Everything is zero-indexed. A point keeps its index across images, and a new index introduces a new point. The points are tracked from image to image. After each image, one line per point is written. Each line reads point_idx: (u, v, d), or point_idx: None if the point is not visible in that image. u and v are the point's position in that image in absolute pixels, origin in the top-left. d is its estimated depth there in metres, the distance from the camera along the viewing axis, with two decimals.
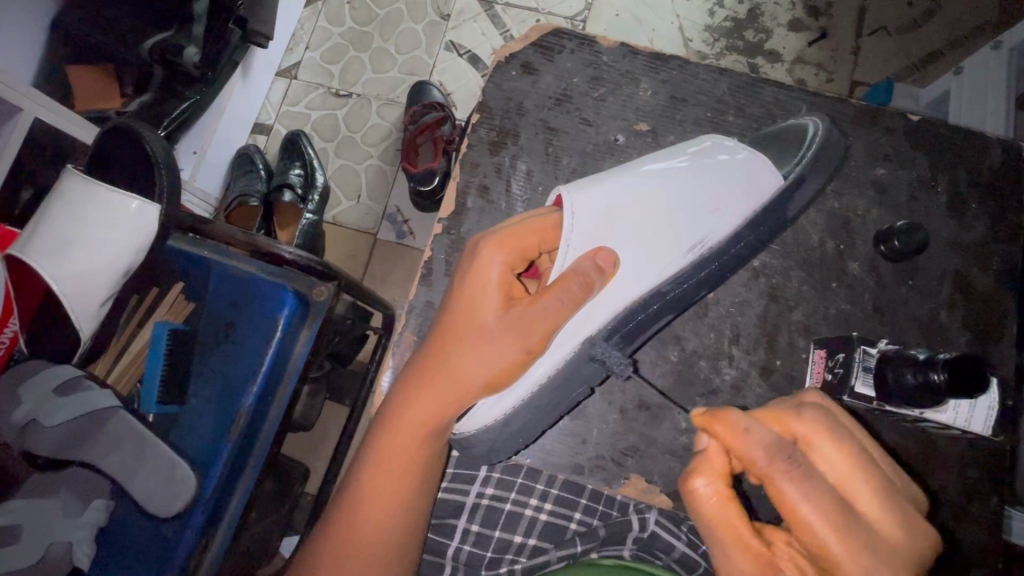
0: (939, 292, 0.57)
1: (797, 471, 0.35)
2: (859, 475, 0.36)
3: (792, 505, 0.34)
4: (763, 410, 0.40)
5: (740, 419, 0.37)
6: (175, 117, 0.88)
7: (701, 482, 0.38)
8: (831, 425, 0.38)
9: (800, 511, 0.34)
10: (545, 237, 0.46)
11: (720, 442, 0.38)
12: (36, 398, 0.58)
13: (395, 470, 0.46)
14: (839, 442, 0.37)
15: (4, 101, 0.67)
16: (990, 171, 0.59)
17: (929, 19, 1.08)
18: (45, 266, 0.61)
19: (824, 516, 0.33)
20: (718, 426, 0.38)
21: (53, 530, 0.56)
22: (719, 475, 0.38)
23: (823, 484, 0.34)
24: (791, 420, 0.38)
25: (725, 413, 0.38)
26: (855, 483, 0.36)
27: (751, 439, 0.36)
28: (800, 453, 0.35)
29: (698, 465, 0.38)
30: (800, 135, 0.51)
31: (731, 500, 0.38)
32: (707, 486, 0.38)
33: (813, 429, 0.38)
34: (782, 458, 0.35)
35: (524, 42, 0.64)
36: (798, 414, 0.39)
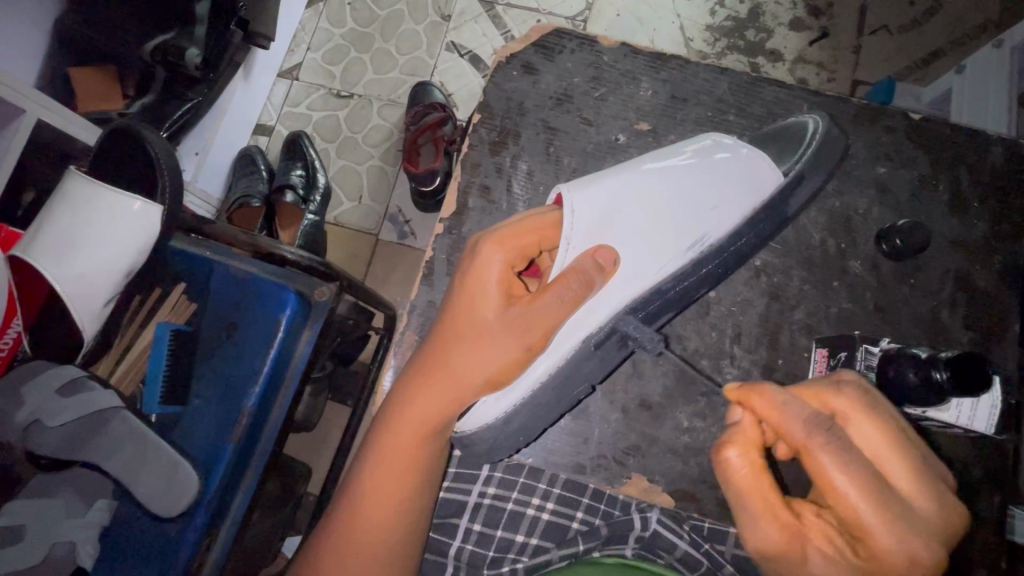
0: (941, 291, 0.57)
1: (834, 444, 0.38)
2: (890, 447, 0.41)
3: (827, 473, 0.38)
4: (802, 387, 0.44)
5: (776, 395, 0.41)
6: (176, 119, 0.88)
7: (734, 453, 0.42)
8: (867, 402, 0.42)
9: (836, 483, 0.38)
10: (545, 235, 0.46)
11: (755, 416, 0.42)
12: (39, 398, 0.58)
13: (396, 468, 0.46)
14: (872, 418, 0.41)
15: (7, 102, 0.68)
16: (992, 169, 0.59)
17: (930, 18, 1.08)
18: (49, 267, 0.62)
19: (858, 486, 0.37)
20: (754, 400, 0.41)
21: (59, 529, 0.57)
22: (752, 448, 0.42)
23: (860, 457, 0.38)
24: (831, 396, 0.43)
25: (763, 389, 0.41)
26: (889, 458, 0.40)
27: (788, 415, 0.40)
28: (836, 428, 0.39)
29: (732, 438, 0.42)
30: (800, 134, 0.51)
31: (764, 471, 0.41)
32: (741, 458, 0.42)
33: (851, 406, 0.42)
34: (819, 433, 0.38)
35: (524, 42, 0.64)
36: (837, 392, 0.43)
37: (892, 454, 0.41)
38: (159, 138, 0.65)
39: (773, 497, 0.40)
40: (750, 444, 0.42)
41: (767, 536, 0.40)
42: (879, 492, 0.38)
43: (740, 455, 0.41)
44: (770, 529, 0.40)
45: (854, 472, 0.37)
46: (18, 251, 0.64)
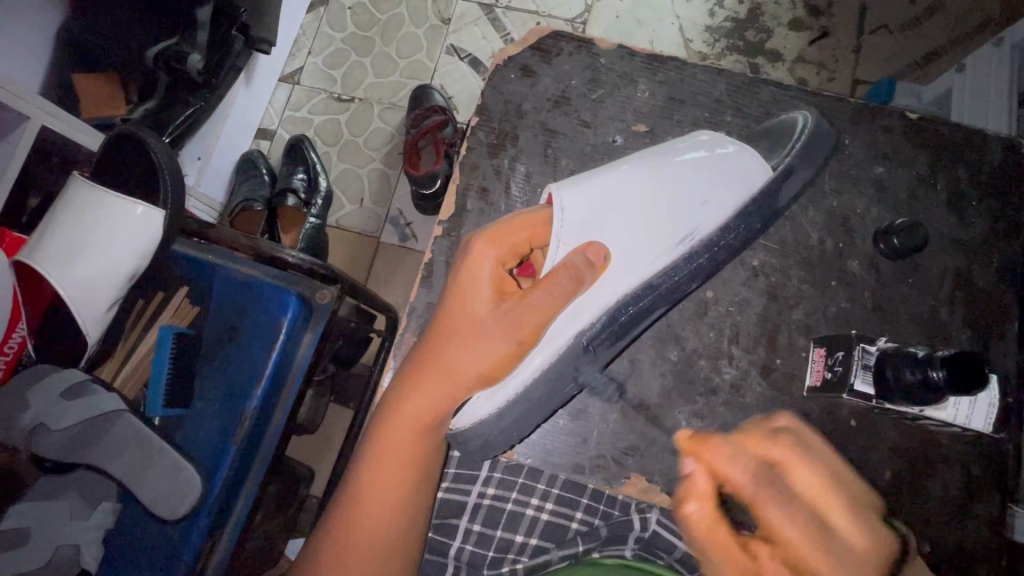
0: (939, 290, 0.57)
1: (779, 496, 0.43)
2: (828, 499, 0.44)
3: (774, 524, 0.43)
4: (746, 435, 0.49)
5: (721, 446, 0.47)
6: (180, 124, 0.90)
7: (693, 506, 0.46)
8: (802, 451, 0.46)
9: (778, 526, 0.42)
10: (536, 233, 0.47)
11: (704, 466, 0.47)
12: (45, 401, 0.59)
13: (392, 466, 0.46)
14: (810, 467, 0.45)
15: (11, 109, 0.68)
16: (990, 168, 0.59)
17: (930, 17, 1.08)
18: (53, 271, 0.63)
19: (802, 532, 0.42)
20: (706, 453, 0.47)
21: (64, 532, 0.57)
22: (706, 498, 0.47)
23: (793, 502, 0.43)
24: (767, 444, 0.47)
25: (709, 442, 0.48)
26: (827, 501, 0.44)
27: (729, 467, 0.46)
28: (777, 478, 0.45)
29: (688, 492, 0.47)
30: (790, 129, 0.51)
31: (717, 521, 0.46)
32: (698, 510, 0.46)
33: (789, 455, 0.46)
34: (762, 485, 0.44)
35: (522, 46, 0.65)
36: (774, 440, 0.47)
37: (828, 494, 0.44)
38: (160, 143, 0.66)
39: (728, 543, 0.44)
40: (701, 497, 0.47)
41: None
42: (820, 536, 0.42)
43: (698, 507, 0.46)
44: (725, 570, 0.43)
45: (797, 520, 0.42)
46: (22, 256, 0.64)
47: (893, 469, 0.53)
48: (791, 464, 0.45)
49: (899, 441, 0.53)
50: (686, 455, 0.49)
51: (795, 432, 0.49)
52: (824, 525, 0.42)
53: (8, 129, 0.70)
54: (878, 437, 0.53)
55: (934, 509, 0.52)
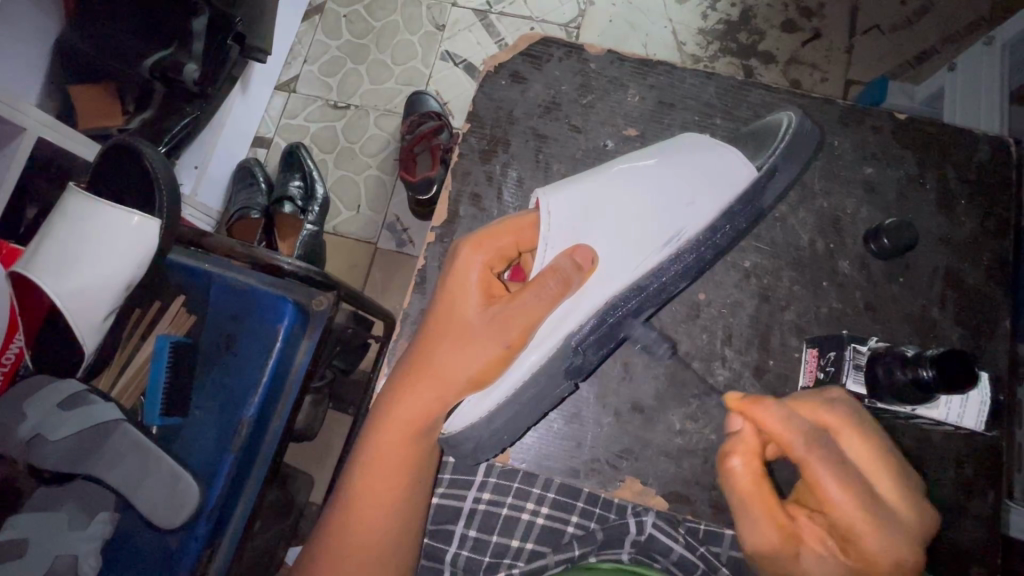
0: (930, 289, 0.57)
1: (830, 458, 0.42)
2: (878, 464, 0.43)
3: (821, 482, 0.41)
4: (797, 401, 0.46)
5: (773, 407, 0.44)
6: (175, 133, 0.90)
7: (737, 461, 0.45)
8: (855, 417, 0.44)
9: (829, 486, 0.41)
10: (523, 237, 0.47)
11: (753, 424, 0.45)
12: (43, 412, 0.59)
13: (385, 470, 0.47)
14: (859, 433, 0.44)
15: (8, 121, 0.69)
16: (979, 167, 0.60)
17: (922, 16, 1.09)
18: (49, 283, 0.63)
19: (853, 497, 0.41)
20: (753, 410, 0.44)
21: (62, 542, 0.57)
22: (752, 456, 0.45)
23: (851, 473, 0.42)
24: (823, 410, 0.44)
25: (762, 402, 0.44)
26: (880, 470, 0.43)
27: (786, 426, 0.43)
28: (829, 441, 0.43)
29: (734, 447, 0.45)
30: (775, 128, 0.52)
31: (763, 478, 0.44)
32: (742, 466, 0.45)
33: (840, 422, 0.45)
34: (818, 446, 0.42)
35: (512, 52, 0.65)
36: (826, 406, 0.45)
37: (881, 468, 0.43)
38: (156, 152, 0.66)
39: (773, 503, 0.43)
40: (747, 454, 0.45)
41: (764, 537, 0.42)
42: (869, 506, 0.41)
43: (741, 464, 0.45)
44: (768, 533, 0.42)
45: (846, 483, 0.41)
46: (19, 267, 0.65)
47: None
48: (843, 432, 0.44)
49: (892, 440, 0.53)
50: (733, 414, 0.46)
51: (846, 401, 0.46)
52: (874, 492, 0.42)
53: (4, 141, 0.71)
54: None
55: (931, 508, 0.52)
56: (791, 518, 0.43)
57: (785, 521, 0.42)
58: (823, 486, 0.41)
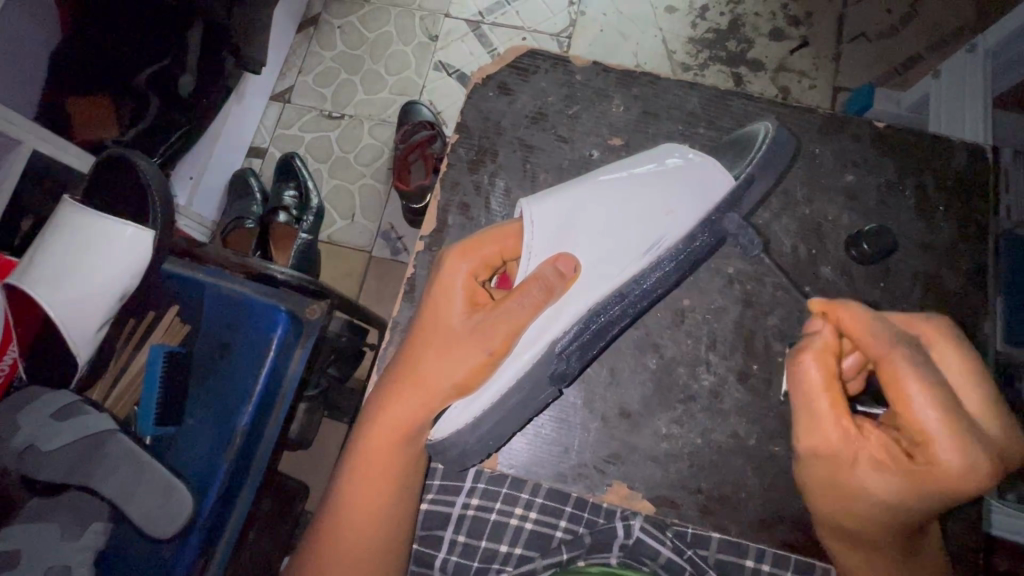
0: (910, 292, 0.58)
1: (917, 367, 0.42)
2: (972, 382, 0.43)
3: (903, 389, 0.42)
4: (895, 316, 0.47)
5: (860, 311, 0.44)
6: (172, 144, 0.93)
7: (810, 360, 0.45)
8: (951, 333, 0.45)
9: (913, 402, 0.41)
10: (507, 246, 0.48)
11: (837, 327, 0.45)
12: (36, 423, 0.60)
13: (372, 476, 0.47)
14: (951, 353, 0.44)
15: (5, 135, 0.71)
16: (958, 172, 0.61)
17: (907, 24, 1.11)
18: (44, 294, 0.64)
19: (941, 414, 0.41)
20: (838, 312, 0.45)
21: (54, 553, 0.57)
22: (824, 353, 0.45)
23: (941, 385, 0.41)
24: (917, 323, 0.45)
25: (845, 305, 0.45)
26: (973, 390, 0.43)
27: (868, 331, 0.44)
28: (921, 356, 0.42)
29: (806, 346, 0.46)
30: (753, 139, 0.53)
31: (831, 379, 0.45)
32: (815, 365, 0.45)
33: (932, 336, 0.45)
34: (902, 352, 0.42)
35: (500, 64, 0.66)
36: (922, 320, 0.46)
37: (970, 385, 0.43)
38: (150, 165, 0.67)
39: (839, 406, 0.45)
40: (819, 351, 0.45)
41: (822, 436, 0.45)
42: (959, 421, 0.41)
43: (814, 361, 0.45)
44: (828, 429, 0.45)
45: (940, 399, 0.41)
46: (13, 278, 0.65)
47: None
48: (936, 345, 0.44)
49: None
50: (813, 314, 0.47)
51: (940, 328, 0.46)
52: (966, 411, 0.42)
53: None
54: None
55: None
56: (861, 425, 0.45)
57: (850, 424, 0.45)
58: (908, 387, 0.41)
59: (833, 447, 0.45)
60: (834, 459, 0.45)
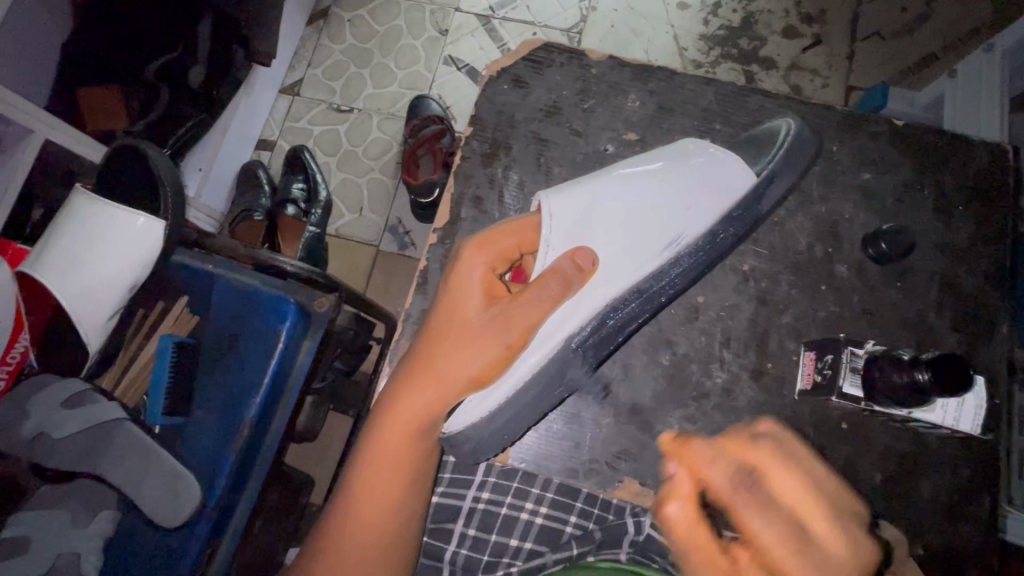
0: (927, 293, 0.57)
1: (757, 501, 0.40)
2: (813, 503, 0.40)
3: (750, 526, 0.38)
4: (724, 439, 0.45)
5: (702, 449, 0.44)
6: (180, 137, 0.92)
7: (675, 507, 0.42)
8: (780, 455, 0.43)
9: (757, 531, 0.38)
10: (525, 239, 0.48)
11: (689, 470, 0.43)
12: (45, 411, 0.60)
13: (385, 469, 0.47)
14: (789, 470, 0.42)
15: (17, 123, 0.71)
16: (976, 172, 0.60)
17: (922, 23, 1.10)
18: (57, 284, 0.65)
19: (783, 543, 0.37)
20: (685, 451, 0.44)
21: (64, 542, 0.57)
22: (688, 499, 0.42)
23: (774, 507, 0.39)
24: (748, 449, 0.43)
25: (691, 443, 0.44)
26: (806, 508, 0.39)
27: (707, 465, 0.42)
28: (759, 482, 0.41)
29: (669, 491, 0.43)
30: (774, 136, 0.52)
31: (700, 523, 0.41)
32: (680, 511, 0.42)
33: (767, 459, 0.42)
34: (744, 487, 0.40)
35: (514, 57, 0.66)
36: (754, 444, 0.44)
37: (812, 502, 0.40)
38: (161, 155, 0.67)
39: (712, 549, 0.39)
40: (685, 498, 0.42)
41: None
42: (797, 541, 0.37)
43: (681, 509, 0.42)
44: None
45: (772, 522, 0.38)
46: (26, 266, 0.67)
47: (884, 472, 0.53)
48: (769, 467, 0.42)
49: (890, 443, 0.53)
50: (668, 457, 0.45)
51: (778, 440, 0.45)
52: (805, 536, 0.38)
53: (12, 143, 0.72)
54: (868, 440, 0.53)
55: (920, 516, 0.53)
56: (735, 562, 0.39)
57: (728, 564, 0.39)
58: (750, 522, 0.39)
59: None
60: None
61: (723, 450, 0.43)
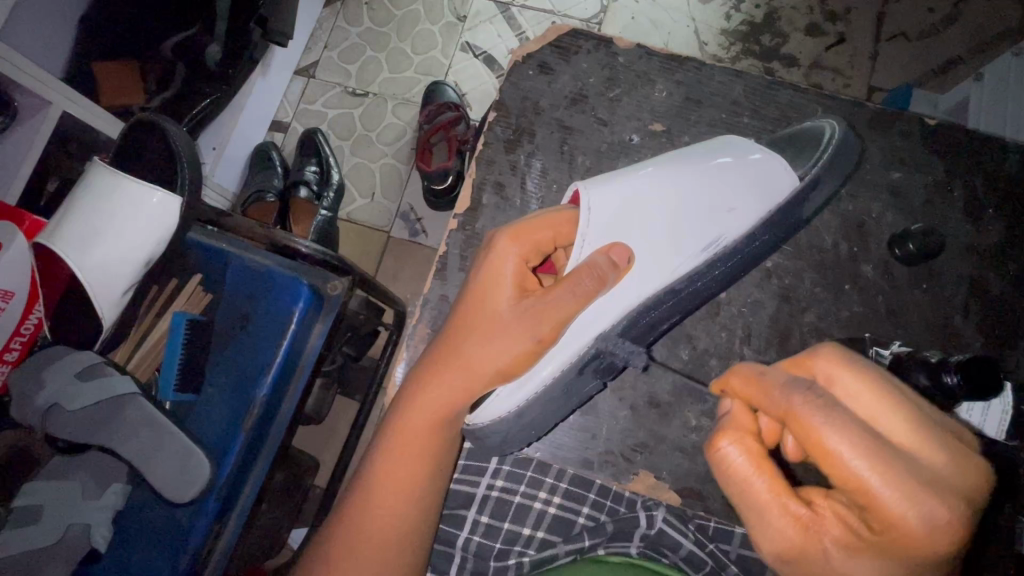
0: (953, 296, 0.56)
1: (818, 401, 0.34)
2: (887, 407, 0.36)
3: (816, 434, 0.33)
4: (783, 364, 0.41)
5: (754, 370, 0.40)
6: (197, 115, 0.92)
7: (730, 442, 0.38)
8: (847, 359, 0.38)
9: (827, 442, 0.33)
10: (560, 232, 0.46)
11: (746, 401, 0.40)
12: (59, 382, 0.60)
13: (409, 456, 0.46)
14: (858, 380, 0.37)
15: (33, 94, 0.69)
16: (1006, 176, 0.59)
17: (949, 24, 1.08)
18: (73, 255, 0.64)
19: (855, 443, 0.32)
20: (734, 382, 0.41)
21: (76, 512, 0.58)
22: (749, 434, 0.38)
23: (848, 414, 0.34)
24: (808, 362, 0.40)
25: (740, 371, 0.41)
26: (884, 414, 0.36)
27: (765, 386, 0.38)
28: (820, 389, 0.36)
29: (724, 428, 0.39)
30: (817, 136, 0.51)
31: (764, 458, 0.37)
32: (739, 448, 0.38)
33: (830, 371, 0.39)
34: (797, 393, 0.35)
35: (540, 43, 0.65)
36: (813, 357, 0.40)
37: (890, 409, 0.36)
38: (180, 131, 0.67)
39: (778, 483, 0.36)
40: (748, 433, 0.38)
41: (780, 531, 0.36)
42: (875, 448, 0.32)
43: (739, 446, 0.38)
44: (785, 528, 0.35)
45: (845, 427, 0.33)
46: (42, 238, 0.65)
47: None
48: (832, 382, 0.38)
49: None
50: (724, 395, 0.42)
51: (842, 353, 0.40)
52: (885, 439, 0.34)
53: (30, 114, 0.71)
54: None
55: None
56: (807, 501, 0.36)
57: (800, 504, 0.36)
58: (823, 435, 0.33)
59: (796, 542, 0.35)
60: (806, 564, 0.35)
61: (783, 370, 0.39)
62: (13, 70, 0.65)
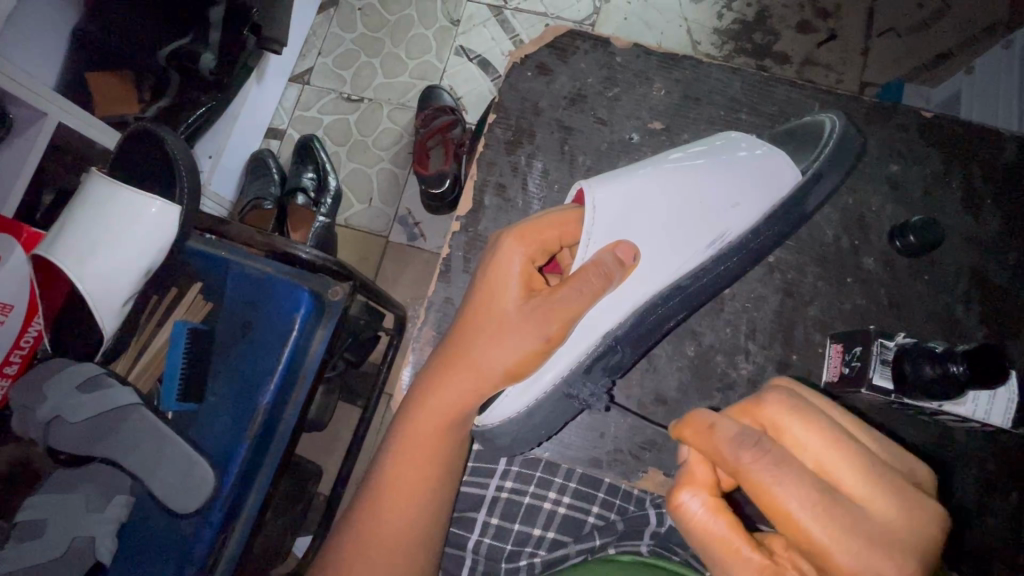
0: (954, 287, 0.57)
1: (769, 459, 0.31)
2: (842, 455, 0.33)
3: (767, 493, 0.31)
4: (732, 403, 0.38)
5: (707, 417, 0.36)
6: (191, 124, 0.88)
7: (689, 497, 0.35)
8: (797, 404, 0.35)
9: (783, 503, 0.30)
10: (566, 231, 0.46)
11: (699, 452, 0.36)
12: (59, 394, 0.59)
13: (418, 459, 0.46)
14: (810, 424, 0.34)
15: (29, 106, 0.69)
16: (1002, 167, 0.59)
17: (939, 19, 1.08)
18: (71, 267, 0.63)
19: (810, 505, 0.30)
20: (687, 429, 0.36)
21: (77, 524, 0.57)
22: (704, 487, 0.35)
23: (801, 470, 0.31)
24: (758, 407, 0.36)
25: (692, 414, 0.36)
26: (836, 462, 0.32)
27: (719, 436, 0.34)
28: (769, 440, 0.32)
29: (683, 478, 0.36)
30: (818, 132, 0.52)
31: (720, 511, 0.34)
32: (698, 503, 0.35)
33: (779, 412, 0.35)
34: (749, 447, 0.32)
35: (538, 44, 0.65)
36: (763, 400, 0.36)
37: (844, 458, 0.32)
38: (178, 140, 0.67)
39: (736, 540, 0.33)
40: (703, 487, 0.35)
41: None
42: (830, 510, 0.30)
43: (696, 499, 0.35)
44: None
45: (804, 489, 0.30)
46: (40, 250, 0.65)
47: None
48: (784, 425, 0.34)
49: (916, 438, 0.53)
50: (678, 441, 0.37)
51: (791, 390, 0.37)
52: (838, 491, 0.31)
53: (26, 126, 0.71)
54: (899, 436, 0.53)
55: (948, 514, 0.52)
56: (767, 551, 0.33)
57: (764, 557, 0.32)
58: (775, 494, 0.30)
59: None
60: None
61: (730, 415, 0.36)
62: (9, 83, 0.65)
